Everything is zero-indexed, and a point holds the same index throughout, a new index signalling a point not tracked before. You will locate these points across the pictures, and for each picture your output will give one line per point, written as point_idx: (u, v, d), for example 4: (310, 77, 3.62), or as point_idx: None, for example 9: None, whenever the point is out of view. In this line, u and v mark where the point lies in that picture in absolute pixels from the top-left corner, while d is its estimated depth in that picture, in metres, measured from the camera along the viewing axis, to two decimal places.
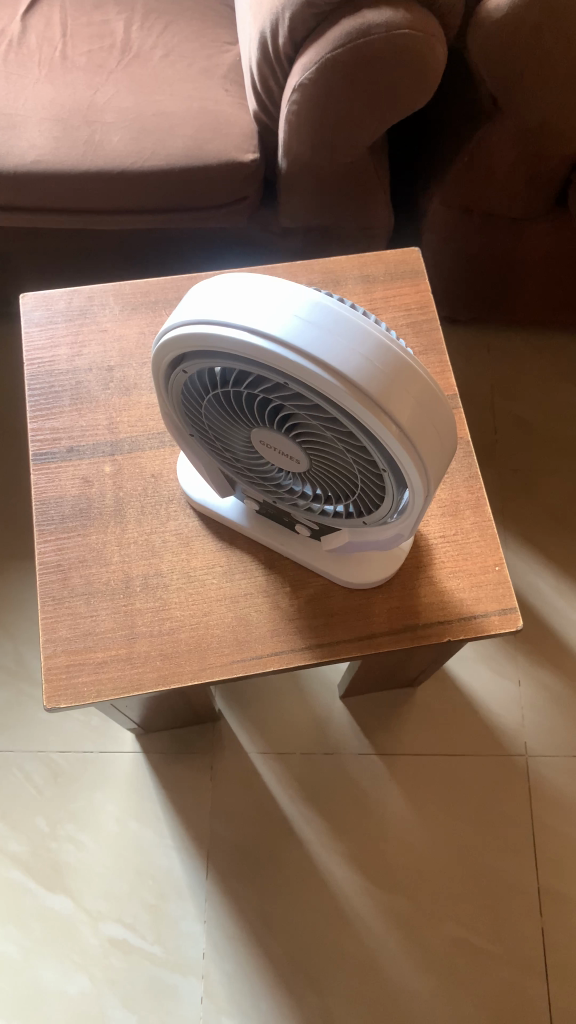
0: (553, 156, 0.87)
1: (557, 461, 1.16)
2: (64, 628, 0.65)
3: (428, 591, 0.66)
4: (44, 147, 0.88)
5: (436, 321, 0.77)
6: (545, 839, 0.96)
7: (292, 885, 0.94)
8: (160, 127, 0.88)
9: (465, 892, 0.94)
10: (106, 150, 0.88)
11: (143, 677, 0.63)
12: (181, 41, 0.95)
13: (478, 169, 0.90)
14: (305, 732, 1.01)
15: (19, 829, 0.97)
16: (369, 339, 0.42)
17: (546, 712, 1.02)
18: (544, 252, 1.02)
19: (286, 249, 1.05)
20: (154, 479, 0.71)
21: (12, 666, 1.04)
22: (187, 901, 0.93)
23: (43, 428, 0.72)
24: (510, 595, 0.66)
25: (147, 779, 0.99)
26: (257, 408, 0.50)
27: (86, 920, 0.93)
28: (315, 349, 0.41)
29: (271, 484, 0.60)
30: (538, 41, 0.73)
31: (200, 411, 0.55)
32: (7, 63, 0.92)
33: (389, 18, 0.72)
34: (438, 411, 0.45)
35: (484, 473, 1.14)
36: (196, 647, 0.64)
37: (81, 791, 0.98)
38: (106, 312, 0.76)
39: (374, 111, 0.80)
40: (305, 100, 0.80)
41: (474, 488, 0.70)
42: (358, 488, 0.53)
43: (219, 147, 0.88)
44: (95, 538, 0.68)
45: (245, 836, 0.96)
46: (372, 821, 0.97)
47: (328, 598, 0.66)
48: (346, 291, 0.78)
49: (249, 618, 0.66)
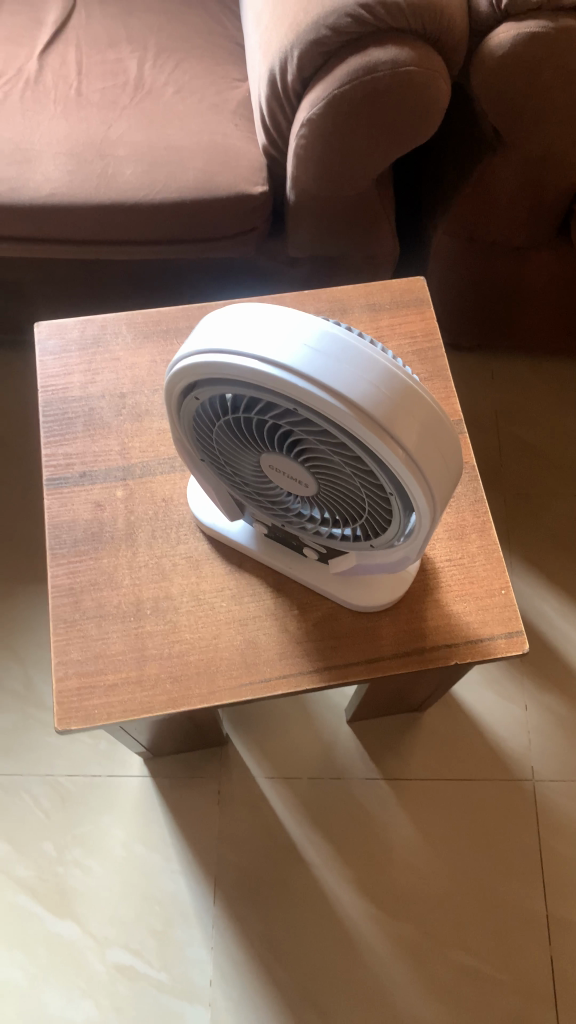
0: (556, 186, 0.89)
1: (562, 485, 1.16)
2: (75, 650, 0.66)
3: (435, 614, 0.67)
4: (58, 180, 0.90)
5: (441, 349, 0.78)
6: (553, 865, 0.96)
7: (299, 911, 0.94)
8: (170, 161, 0.91)
9: (474, 920, 0.94)
10: (118, 184, 0.90)
11: (153, 700, 0.64)
12: (192, 78, 0.98)
13: (482, 199, 0.92)
14: (312, 756, 1.01)
15: (26, 853, 0.97)
16: (376, 366, 0.43)
17: (553, 737, 1.02)
18: (548, 280, 1.04)
19: (294, 278, 1.07)
20: (165, 502, 0.72)
21: (21, 690, 1.04)
22: (193, 925, 0.93)
23: (57, 454, 0.73)
24: (516, 618, 0.66)
25: (155, 803, 0.99)
26: (267, 433, 0.51)
27: (93, 945, 0.93)
28: (323, 375, 0.43)
29: (280, 507, 0.61)
30: (540, 74, 0.75)
31: (210, 437, 0.56)
32: (23, 100, 0.94)
33: (395, 55, 0.74)
34: (443, 434, 0.46)
35: (490, 498, 1.15)
36: (205, 669, 0.65)
37: (89, 815, 0.98)
38: (119, 340, 0.78)
39: (380, 143, 0.83)
40: (313, 134, 0.82)
41: (480, 512, 0.71)
42: (365, 511, 0.54)
43: (228, 180, 0.90)
44: (106, 562, 0.69)
45: (252, 862, 0.96)
46: (379, 846, 0.97)
47: (336, 620, 0.67)
48: (353, 320, 0.80)
49: (258, 641, 0.66)
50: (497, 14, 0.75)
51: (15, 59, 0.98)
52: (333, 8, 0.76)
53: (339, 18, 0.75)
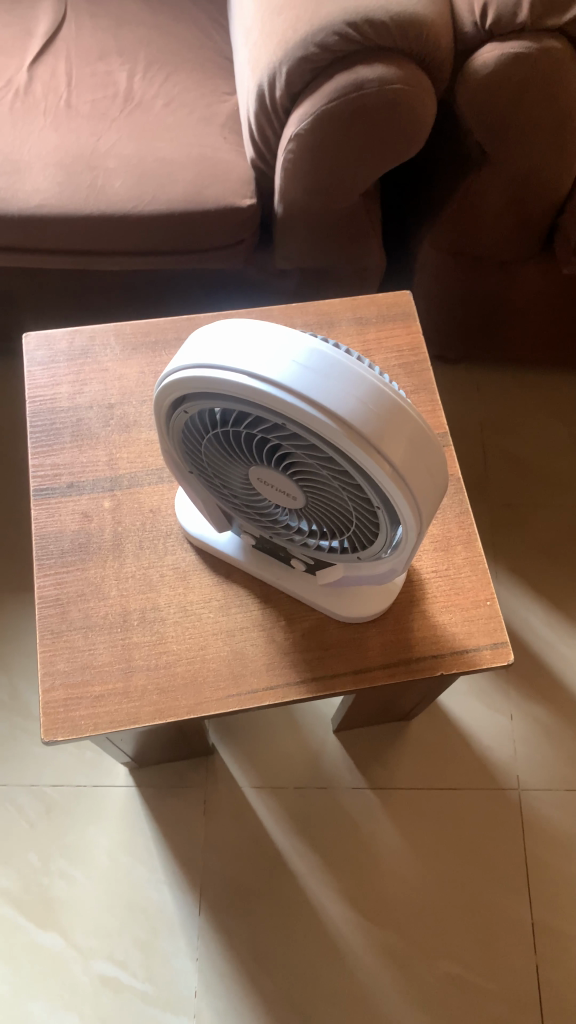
0: (541, 202, 0.90)
1: (546, 495, 1.18)
2: (62, 661, 0.66)
3: (421, 625, 0.67)
4: (47, 191, 0.91)
5: (427, 362, 0.79)
6: (538, 873, 0.97)
7: (285, 920, 0.94)
8: (159, 173, 0.91)
9: (458, 928, 0.94)
10: (107, 195, 0.90)
11: (140, 711, 0.64)
12: (181, 91, 0.98)
13: (468, 214, 0.93)
14: (299, 765, 1.01)
15: (11, 864, 0.96)
16: (363, 382, 0.44)
17: (538, 746, 1.03)
18: (533, 293, 1.05)
19: (281, 289, 1.08)
20: (152, 513, 0.72)
21: (7, 700, 1.04)
22: (179, 936, 0.93)
23: (45, 464, 0.74)
24: (501, 629, 0.67)
25: (140, 813, 0.99)
26: (256, 446, 0.52)
27: (78, 956, 0.92)
28: (311, 391, 0.43)
29: (268, 519, 0.62)
30: (525, 92, 0.76)
31: (199, 449, 0.56)
32: (13, 110, 0.95)
33: (382, 73, 0.75)
34: (430, 449, 0.46)
35: (475, 507, 1.17)
36: (192, 680, 0.65)
37: (75, 825, 0.98)
38: (108, 351, 0.78)
39: (367, 158, 0.84)
40: (301, 149, 0.83)
41: (466, 524, 0.71)
42: (353, 524, 0.55)
43: (217, 192, 0.91)
44: (94, 573, 0.69)
45: (238, 871, 0.96)
46: (365, 855, 0.97)
47: (323, 631, 0.67)
48: (340, 332, 0.81)
49: (245, 652, 0.67)
50: (481, 35, 0.76)
51: (4, 70, 0.98)
52: (321, 25, 0.77)
53: (328, 35, 0.76)
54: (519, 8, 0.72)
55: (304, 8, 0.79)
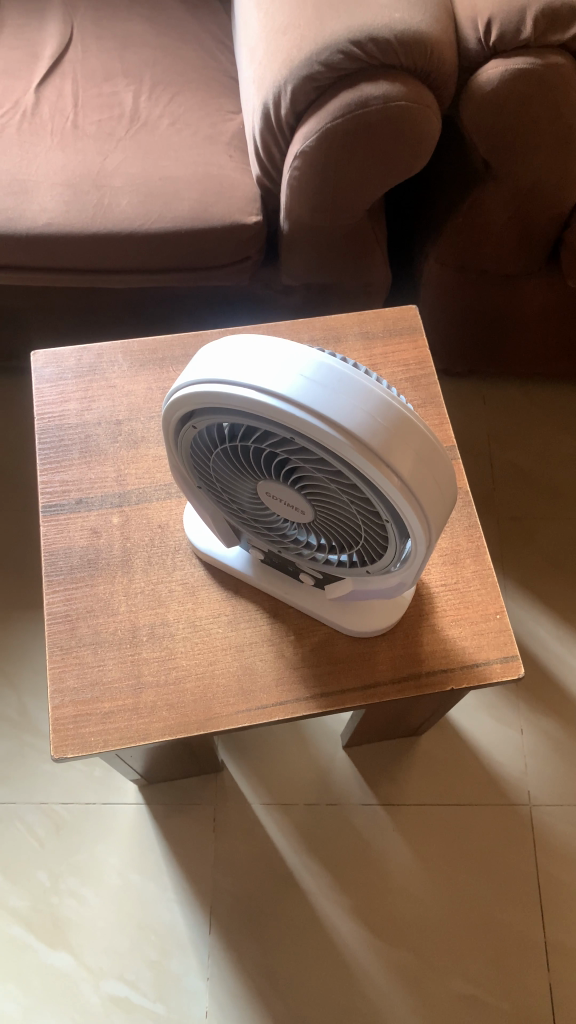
0: (545, 216, 0.90)
1: (555, 509, 1.17)
2: (72, 678, 0.66)
3: (431, 639, 0.67)
4: (55, 210, 0.91)
5: (433, 376, 0.79)
6: (551, 892, 0.95)
7: (296, 940, 0.93)
8: (166, 192, 0.92)
9: (471, 947, 0.93)
10: (114, 213, 0.91)
11: (149, 727, 0.64)
12: (187, 110, 0.99)
13: (473, 229, 0.94)
14: (308, 781, 1.00)
15: (20, 883, 0.96)
16: (371, 396, 0.44)
17: (549, 761, 1.02)
18: (539, 307, 1.06)
19: (287, 305, 1.09)
20: (161, 529, 0.72)
21: (15, 718, 1.04)
22: (191, 956, 0.92)
23: (53, 480, 0.74)
24: (512, 642, 0.67)
25: (150, 831, 0.98)
26: (264, 461, 0.52)
27: (88, 977, 0.91)
28: (320, 405, 0.43)
29: (276, 533, 0.62)
30: (529, 107, 0.77)
31: (207, 464, 0.56)
32: (20, 132, 0.96)
33: (387, 90, 0.76)
34: (438, 462, 0.46)
35: (484, 522, 1.16)
36: (202, 696, 0.65)
37: (84, 843, 0.98)
38: (115, 368, 0.79)
39: (372, 175, 0.84)
40: (306, 166, 0.84)
41: (474, 536, 0.71)
42: (361, 537, 0.55)
43: (223, 210, 0.92)
44: (103, 589, 0.69)
45: (248, 890, 0.95)
46: (376, 873, 0.96)
47: (332, 646, 0.67)
48: (346, 348, 0.81)
49: (254, 668, 0.66)
50: (485, 52, 0.77)
51: (12, 92, 1.00)
52: (325, 44, 0.77)
53: (332, 53, 0.77)
54: (523, 25, 0.73)
55: (309, 27, 0.80)
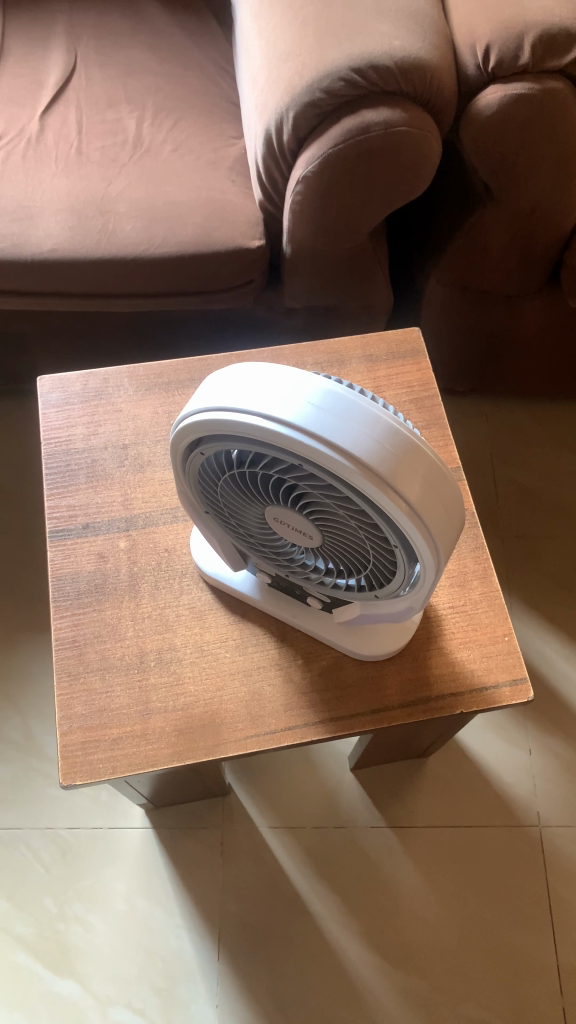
0: (547, 238, 0.91)
1: (559, 528, 1.17)
2: (80, 705, 0.65)
3: (439, 663, 0.67)
4: (60, 236, 0.92)
5: (437, 398, 0.79)
6: (564, 915, 0.94)
7: (306, 965, 0.92)
8: (169, 217, 0.93)
9: (484, 972, 0.92)
10: (118, 238, 0.92)
11: (158, 754, 0.64)
12: (189, 136, 1.00)
13: (474, 251, 0.94)
14: (316, 803, 1.00)
15: (25, 910, 0.95)
16: (378, 422, 0.44)
17: (559, 782, 1.01)
18: (541, 326, 1.06)
19: (290, 327, 1.09)
20: (167, 553, 0.72)
21: (21, 742, 1.03)
22: (199, 983, 0.91)
23: (59, 505, 0.74)
24: (520, 665, 0.67)
25: (157, 855, 0.97)
26: (272, 487, 0.52)
27: (95, 1006, 0.91)
28: (326, 433, 0.44)
29: (284, 557, 0.62)
30: (528, 131, 0.77)
31: (215, 490, 0.57)
32: (25, 159, 0.97)
33: (388, 116, 0.77)
34: (445, 486, 0.47)
35: (489, 541, 1.16)
36: (210, 722, 0.65)
37: (91, 869, 0.97)
38: (121, 392, 0.79)
39: (374, 199, 0.85)
40: (308, 191, 0.84)
41: (481, 558, 0.71)
42: (369, 562, 0.55)
43: (226, 235, 0.93)
44: (110, 614, 0.69)
45: (257, 915, 0.94)
46: (387, 897, 0.95)
47: (340, 670, 0.67)
48: (350, 371, 0.81)
49: (263, 693, 0.66)
50: (484, 78, 0.78)
51: (17, 119, 1.01)
52: (327, 71, 0.78)
53: (333, 81, 0.78)
54: (520, 51, 0.75)
55: (309, 54, 0.81)
